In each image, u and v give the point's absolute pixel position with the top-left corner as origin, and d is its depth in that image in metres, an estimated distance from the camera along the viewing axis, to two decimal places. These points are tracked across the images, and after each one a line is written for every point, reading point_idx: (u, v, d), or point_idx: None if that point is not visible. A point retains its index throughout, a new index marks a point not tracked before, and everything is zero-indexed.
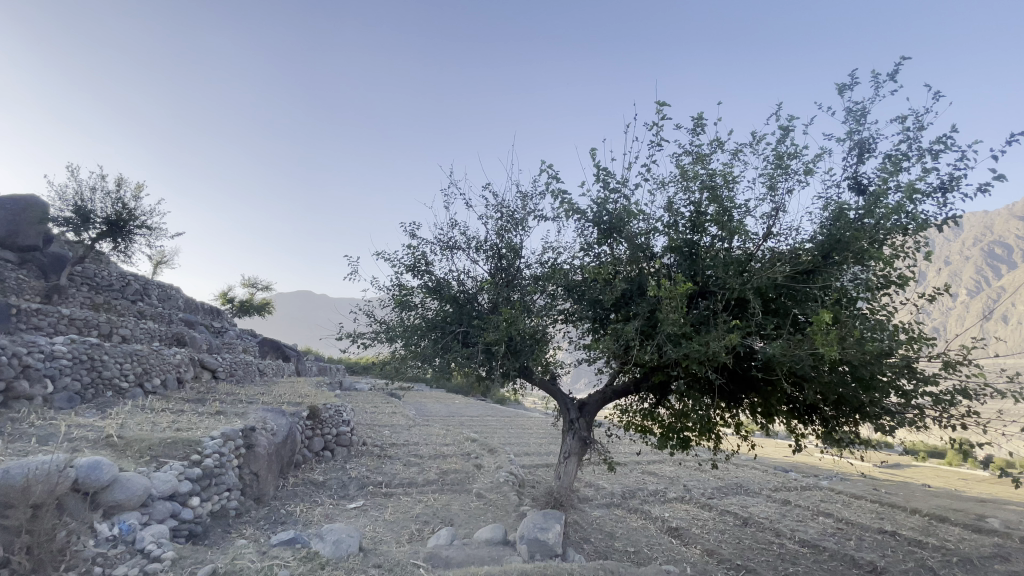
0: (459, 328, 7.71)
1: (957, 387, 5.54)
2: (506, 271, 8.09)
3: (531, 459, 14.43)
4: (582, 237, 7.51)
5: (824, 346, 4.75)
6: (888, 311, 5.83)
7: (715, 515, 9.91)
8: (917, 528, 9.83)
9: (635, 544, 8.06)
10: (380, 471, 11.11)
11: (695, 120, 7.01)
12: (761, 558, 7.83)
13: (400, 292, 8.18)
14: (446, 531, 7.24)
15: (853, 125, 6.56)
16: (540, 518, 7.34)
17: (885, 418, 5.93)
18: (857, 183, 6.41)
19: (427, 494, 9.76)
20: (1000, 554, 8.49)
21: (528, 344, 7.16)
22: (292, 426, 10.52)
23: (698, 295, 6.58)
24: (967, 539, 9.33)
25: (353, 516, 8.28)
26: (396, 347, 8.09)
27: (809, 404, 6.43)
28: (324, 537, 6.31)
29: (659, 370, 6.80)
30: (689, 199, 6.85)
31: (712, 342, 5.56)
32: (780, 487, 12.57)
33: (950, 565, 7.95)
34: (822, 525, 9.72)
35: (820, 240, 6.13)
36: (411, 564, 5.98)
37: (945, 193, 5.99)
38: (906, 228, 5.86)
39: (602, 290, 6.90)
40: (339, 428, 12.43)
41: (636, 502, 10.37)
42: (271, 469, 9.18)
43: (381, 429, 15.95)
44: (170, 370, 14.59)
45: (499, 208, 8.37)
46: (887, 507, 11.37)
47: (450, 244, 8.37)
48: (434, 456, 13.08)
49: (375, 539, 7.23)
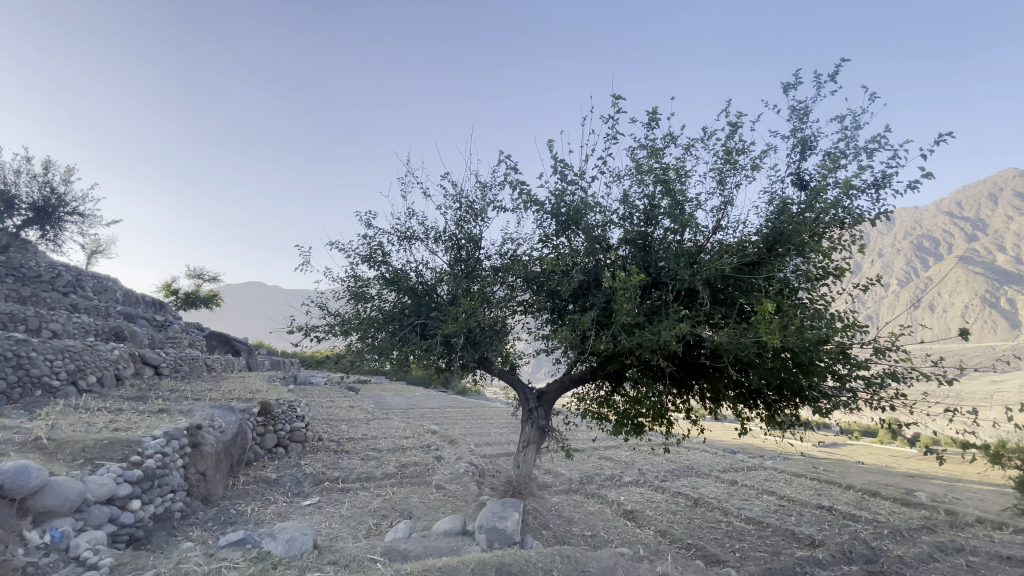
0: (417, 320, 7.60)
1: (886, 371, 5.92)
2: (465, 262, 8.06)
3: (491, 448, 14.51)
4: (541, 229, 7.55)
5: (767, 334, 4.97)
6: (825, 301, 6.15)
7: (668, 497, 10.29)
8: (852, 503, 10.56)
9: (592, 528, 8.26)
10: (336, 466, 10.89)
11: (649, 115, 7.15)
12: (710, 536, 8.21)
13: (355, 283, 8.00)
14: (404, 524, 7.18)
15: (796, 123, 6.85)
16: (499, 507, 7.39)
17: (822, 401, 6.26)
18: (800, 179, 6.71)
19: (386, 488, 9.64)
20: (925, 525, 9.23)
21: (487, 335, 7.14)
22: (242, 423, 10.10)
23: (651, 286, 6.75)
24: (897, 512, 10.09)
25: (309, 513, 8.08)
26: (351, 340, 7.91)
27: (754, 389, 6.72)
28: (276, 537, 6.11)
29: (614, 359, 6.95)
30: (643, 192, 6.99)
31: (663, 331, 5.73)
32: (728, 468, 13.20)
33: (880, 536, 8.59)
34: (767, 503, 10.28)
35: (765, 233, 6.41)
36: (368, 559, 5.89)
37: (878, 189, 6.35)
38: (843, 222, 6.19)
39: (560, 281, 6.95)
40: (293, 423, 12.07)
41: (594, 488, 10.63)
42: (220, 468, 8.79)
43: (337, 424, 15.60)
44: (107, 367, 13.72)
45: (457, 198, 8.29)
46: (825, 483, 12.16)
47: (407, 235, 8.24)
48: (393, 449, 12.93)
49: (331, 536, 7.08)
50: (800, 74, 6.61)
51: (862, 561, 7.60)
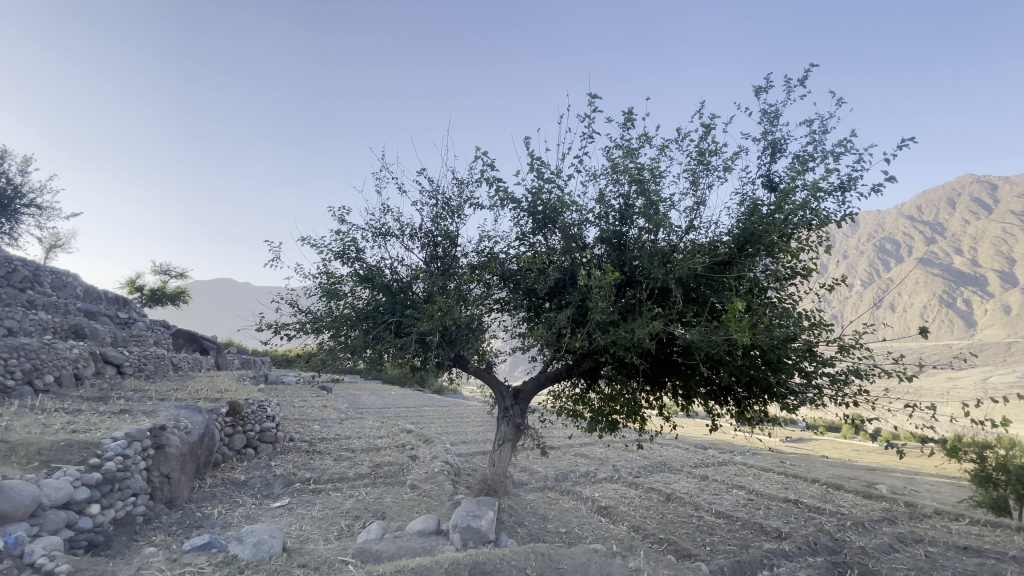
0: (391, 318, 7.50)
1: (850, 368, 6.08)
2: (441, 259, 7.98)
3: (467, 447, 14.46)
4: (518, 226, 7.53)
5: (736, 332, 5.06)
6: (793, 300, 6.29)
7: (641, 493, 10.44)
8: (817, 496, 10.90)
9: (566, 525, 8.31)
10: (307, 467, 10.67)
11: (625, 115, 7.22)
12: (682, 531, 8.35)
13: (328, 280, 7.85)
14: (377, 525, 7.08)
15: (767, 126, 6.99)
16: (473, 506, 7.35)
17: (789, 398, 6.41)
18: (770, 181, 6.86)
19: (359, 488, 9.50)
20: (886, 517, 9.59)
21: (463, 333, 7.05)
22: (209, 424, 9.79)
23: (626, 285, 6.80)
24: (859, 505, 10.46)
25: (278, 515, 7.89)
26: (323, 338, 7.76)
27: (725, 386, 6.84)
28: (243, 540, 5.93)
29: (589, 357, 6.98)
30: (618, 191, 7.04)
31: (637, 330, 5.79)
32: (700, 463, 13.47)
33: (843, 528, 8.89)
34: (737, 497, 10.53)
35: (736, 234, 6.54)
36: (339, 561, 5.78)
37: (843, 192, 6.54)
38: (810, 223, 6.35)
39: (536, 279, 6.95)
40: (263, 423, 11.77)
41: (569, 484, 10.69)
42: (185, 470, 8.50)
43: (310, 424, 15.30)
44: (66, 366, 13.15)
45: (433, 194, 8.20)
46: (792, 478, 12.51)
47: (382, 230, 8.12)
48: (367, 449, 12.74)
49: (302, 538, 6.93)
50: (771, 78, 6.75)
51: (826, 552, 7.84)
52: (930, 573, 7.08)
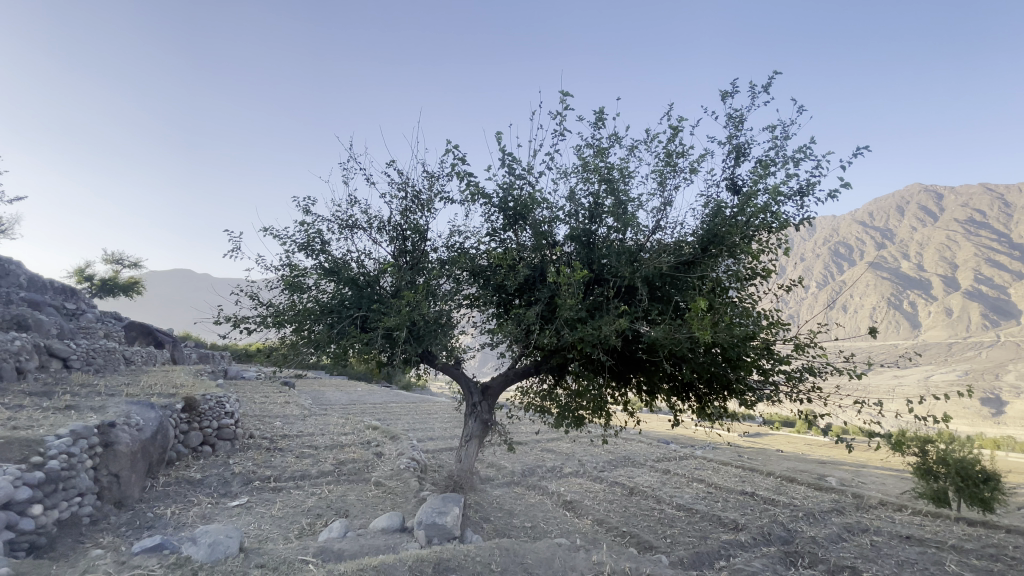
0: (357, 312, 7.34)
1: (805, 366, 6.30)
2: (410, 254, 7.88)
3: (433, 443, 14.38)
4: (488, 222, 7.50)
5: (698, 330, 5.20)
6: (752, 300, 6.48)
7: (605, 487, 10.62)
8: (772, 489, 11.34)
9: (532, 520, 8.37)
10: (268, 465, 10.37)
11: (596, 114, 7.27)
12: (644, 524, 8.54)
13: (291, 272, 7.64)
14: (339, 523, 6.94)
15: (732, 130, 7.16)
16: (438, 503, 7.30)
17: (748, 394, 6.62)
18: (733, 184, 7.05)
19: (322, 486, 9.30)
20: (835, 508, 10.05)
21: (432, 330, 6.90)
22: (162, 420, 9.37)
23: (594, 282, 6.88)
24: (811, 496, 10.94)
25: (236, 515, 7.63)
26: (285, 333, 7.55)
27: (687, 382, 7.01)
28: (197, 541, 5.71)
29: (557, 353, 7.03)
30: (588, 189, 7.10)
31: (604, 326, 5.87)
32: (662, 458, 13.81)
33: (795, 519, 9.29)
34: (697, 490, 10.85)
35: (700, 234, 6.71)
36: (299, 560, 5.65)
37: (802, 197, 6.77)
38: (771, 226, 6.55)
39: (506, 275, 6.94)
40: (222, 420, 11.37)
41: (535, 479, 10.78)
42: (136, 469, 8.11)
43: (271, 421, 14.87)
44: (8, 359, 12.37)
45: (403, 187, 8.08)
46: (749, 471, 12.97)
47: (349, 223, 7.95)
48: (331, 446, 12.48)
49: (261, 537, 6.74)
50: (737, 83, 6.89)
51: (779, 542, 8.17)
52: (874, 561, 7.47)
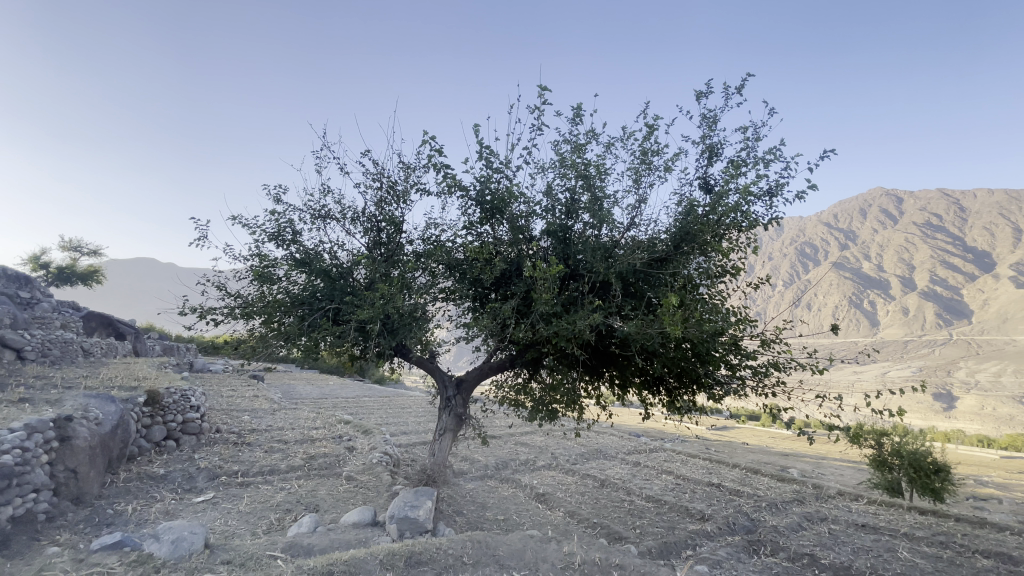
0: (329, 305, 7.21)
1: (770, 361, 6.47)
2: (385, 245, 7.78)
3: (407, 438, 14.30)
4: (465, 215, 7.47)
5: (670, 326, 5.31)
6: (722, 297, 6.62)
7: (577, 479, 10.78)
8: (737, 480, 11.71)
9: (504, 512, 8.43)
10: (236, 460, 10.15)
11: (574, 110, 7.29)
12: (615, 515, 8.71)
13: (260, 262, 7.46)
14: (310, 518, 6.85)
15: (705, 130, 7.29)
16: (411, 497, 7.28)
17: (715, 388, 6.79)
18: (706, 183, 7.19)
19: (291, 481, 9.16)
20: (796, 498, 10.45)
21: (406, 323, 6.76)
22: (123, 415, 9.03)
23: (570, 277, 6.94)
24: (774, 487, 11.35)
25: (201, 511, 7.43)
26: (254, 325, 7.37)
27: (658, 376, 7.15)
28: (161, 538, 5.55)
29: (532, 347, 7.08)
30: (565, 185, 7.13)
31: (578, 322, 5.93)
32: (633, 450, 14.08)
33: (759, 509, 9.62)
34: (665, 482, 11.12)
35: (673, 232, 6.84)
36: (267, 556, 5.55)
37: (771, 197, 6.95)
38: (741, 225, 6.71)
39: (482, 269, 6.93)
40: (186, 414, 11.06)
41: (508, 473, 10.85)
42: (95, 464, 7.80)
43: (239, 415, 14.53)
44: None
45: (378, 177, 7.96)
46: (716, 463, 13.34)
47: (321, 213, 7.80)
48: (301, 440, 12.27)
49: (227, 533, 6.60)
50: (711, 84, 7.00)
51: (742, 531, 8.46)
52: (831, 548, 7.81)
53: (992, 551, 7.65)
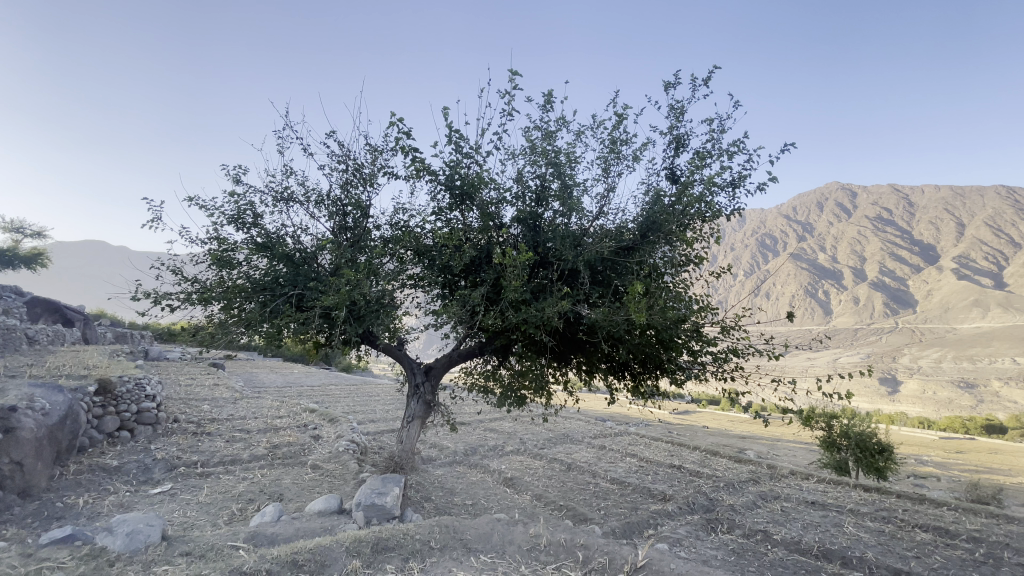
0: (292, 291, 7.02)
1: (730, 348, 6.65)
2: (351, 230, 7.61)
3: (375, 425, 14.20)
4: (434, 200, 7.37)
5: (634, 313, 5.44)
6: (685, 285, 6.78)
7: (545, 463, 10.98)
8: (698, 462, 12.17)
9: (472, 497, 8.52)
10: (195, 450, 9.85)
11: (545, 96, 7.23)
12: (581, 497, 8.93)
13: (219, 246, 7.19)
14: (273, 507, 6.74)
15: (673, 121, 7.37)
16: (378, 483, 7.25)
17: (678, 373, 6.98)
18: (672, 174, 7.31)
19: (254, 471, 8.97)
20: (752, 478, 10.96)
21: (372, 310, 6.64)
22: (72, 405, 8.58)
23: (539, 265, 6.98)
24: (732, 468, 11.86)
25: (158, 503, 7.20)
26: (214, 311, 7.11)
27: (623, 362, 7.31)
28: (114, 531, 5.35)
29: (501, 334, 7.10)
30: (535, 172, 7.13)
31: (547, 308, 5.99)
32: (599, 434, 14.41)
33: (718, 489, 10.04)
34: (630, 464, 11.45)
35: (641, 221, 6.96)
36: (228, 546, 5.44)
37: (734, 189, 7.11)
38: (704, 215, 6.85)
39: (451, 256, 6.87)
40: (141, 404, 10.63)
41: (477, 458, 10.93)
42: (42, 456, 7.40)
43: (198, 404, 14.06)
44: None
45: (343, 159, 7.75)
46: (678, 446, 13.82)
47: (284, 195, 7.55)
48: (264, 430, 12.00)
49: (186, 525, 6.42)
50: (679, 73, 7.01)
51: (701, 510, 8.82)
52: (783, 524, 8.24)
53: (930, 525, 8.22)
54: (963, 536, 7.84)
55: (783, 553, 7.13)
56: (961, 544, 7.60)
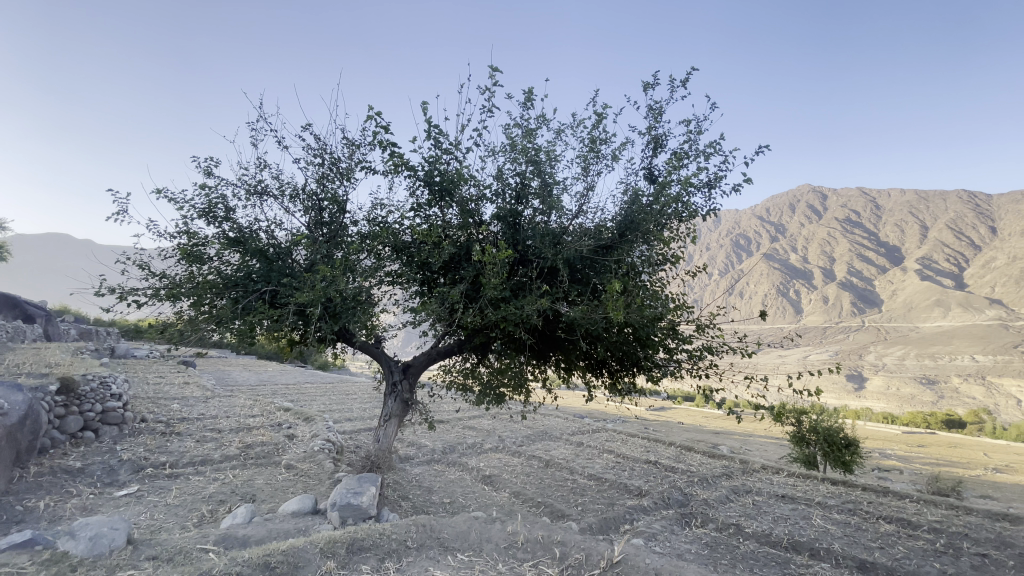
0: (265, 287, 6.85)
1: (705, 345, 6.75)
2: (327, 225, 7.48)
3: (351, 424, 14.01)
4: (413, 196, 7.29)
5: (612, 311, 5.49)
6: (662, 284, 6.85)
7: (523, 461, 11.00)
8: (673, 457, 12.37)
9: (450, 496, 8.48)
10: (163, 450, 9.55)
11: (525, 94, 7.20)
12: (558, 494, 8.99)
13: (189, 240, 6.98)
14: (244, 509, 6.57)
15: (652, 121, 7.44)
16: (354, 483, 7.15)
17: (654, 370, 7.06)
18: (650, 174, 7.39)
19: (225, 471, 8.75)
20: (725, 473, 11.20)
21: (348, 307, 6.51)
22: (32, 404, 8.22)
23: (518, 262, 6.97)
24: (706, 463, 12.10)
25: (124, 505, 6.96)
26: (183, 308, 6.88)
27: (601, 360, 7.36)
28: (76, 535, 5.14)
29: (480, 332, 7.08)
30: (515, 169, 7.10)
31: (526, 306, 5.99)
32: (577, 431, 14.54)
33: (692, 483, 10.23)
34: (606, 460, 11.57)
35: (619, 221, 7.01)
36: (197, 549, 5.29)
37: (710, 189, 7.22)
38: (681, 215, 6.95)
39: (430, 253, 6.81)
40: (106, 403, 10.28)
41: (455, 456, 10.88)
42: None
43: (167, 403, 13.65)
44: None
45: (320, 153, 7.60)
46: (654, 442, 14.02)
47: (257, 188, 7.37)
48: (237, 429, 11.72)
49: (153, 528, 6.22)
50: (658, 74, 7.05)
51: (676, 505, 8.97)
52: (754, 518, 8.44)
53: (893, 517, 8.54)
54: (924, 527, 8.16)
55: (754, 545, 7.31)
56: (923, 535, 7.90)
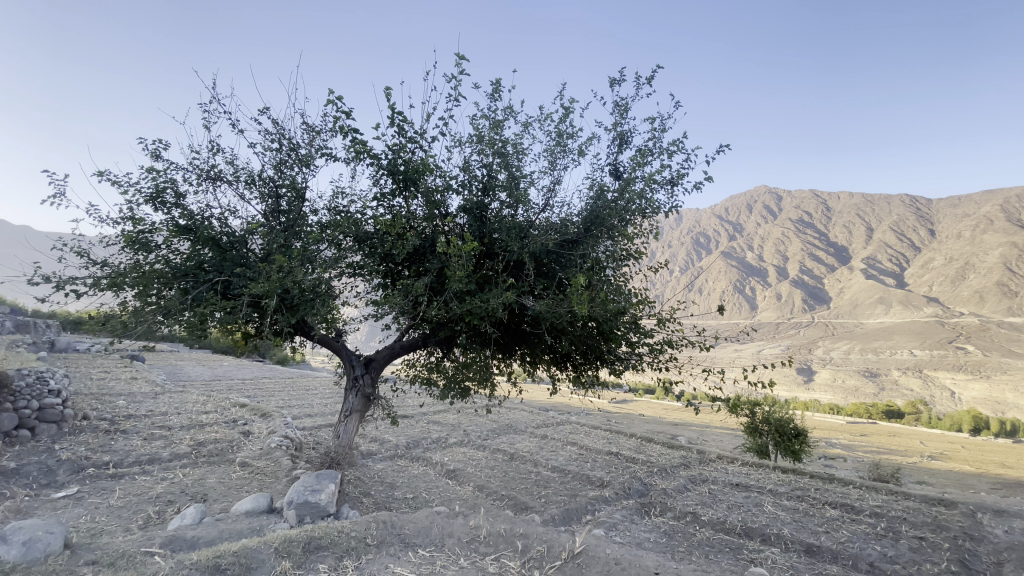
0: (217, 277, 6.54)
1: (666, 339, 6.84)
2: (285, 214, 7.20)
3: (311, 420, 13.64)
4: (376, 186, 7.11)
5: (577, 304, 5.51)
6: (626, 280, 6.93)
7: (487, 454, 11.00)
8: (633, 448, 12.66)
9: (413, 491, 8.38)
10: (107, 449, 9.01)
11: (493, 85, 7.10)
12: (522, 486, 9.03)
13: (134, 227, 6.57)
14: (194, 509, 6.28)
15: (618, 117, 7.47)
16: (312, 480, 6.94)
17: (616, 363, 7.16)
18: (615, 169, 7.45)
19: (175, 470, 8.34)
20: (683, 463, 11.55)
21: (307, 298, 6.26)
22: None
23: (484, 256, 6.91)
24: (665, 453, 12.44)
25: (62, 507, 6.53)
26: (126, 298, 6.49)
27: (565, 353, 7.42)
28: (7, 539, 4.77)
29: (445, 326, 7.00)
30: (482, 161, 7.02)
31: (491, 299, 5.95)
32: (541, 424, 14.67)
33: (651, 473, 10.50)
34: (570, 452, 11.72)
35: (585, 215, 7.04)
36: (142, 553, 5.01)
37: (673, 186, 7.33)
38: (644, 211, 7.03)
39: (393, 244, 6.65)
40: (43, 399, 9.61)
41: (418, 451, 10.76)
42: None
43: (112, 399, 12.91)
44: None
45: (277, 137, 7.29)
46: (616, 433, 14.30)
47: (209, 173, 7.01)
48: (188, 426, 11.21)
49: (94, 531, 5.86)
50: (624, 70, 7.07)
51: (636, 495, 9.18)
52: (710, 506, 8.74)
53: (838, 502, 9.01)
54: (865, 512, 8.66)
55: (709, 532, 7.56)
56: (865, 519, 8.39)
